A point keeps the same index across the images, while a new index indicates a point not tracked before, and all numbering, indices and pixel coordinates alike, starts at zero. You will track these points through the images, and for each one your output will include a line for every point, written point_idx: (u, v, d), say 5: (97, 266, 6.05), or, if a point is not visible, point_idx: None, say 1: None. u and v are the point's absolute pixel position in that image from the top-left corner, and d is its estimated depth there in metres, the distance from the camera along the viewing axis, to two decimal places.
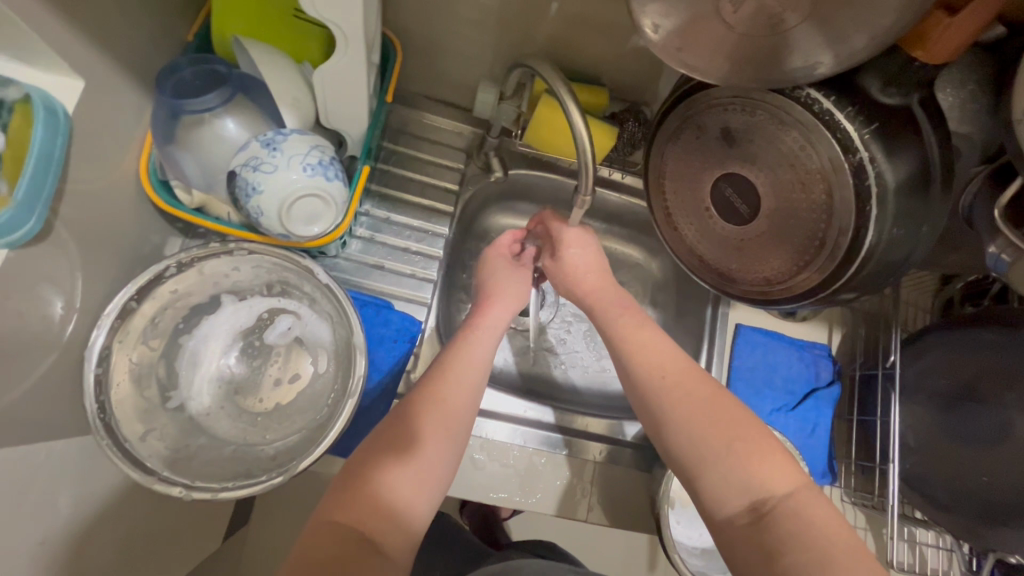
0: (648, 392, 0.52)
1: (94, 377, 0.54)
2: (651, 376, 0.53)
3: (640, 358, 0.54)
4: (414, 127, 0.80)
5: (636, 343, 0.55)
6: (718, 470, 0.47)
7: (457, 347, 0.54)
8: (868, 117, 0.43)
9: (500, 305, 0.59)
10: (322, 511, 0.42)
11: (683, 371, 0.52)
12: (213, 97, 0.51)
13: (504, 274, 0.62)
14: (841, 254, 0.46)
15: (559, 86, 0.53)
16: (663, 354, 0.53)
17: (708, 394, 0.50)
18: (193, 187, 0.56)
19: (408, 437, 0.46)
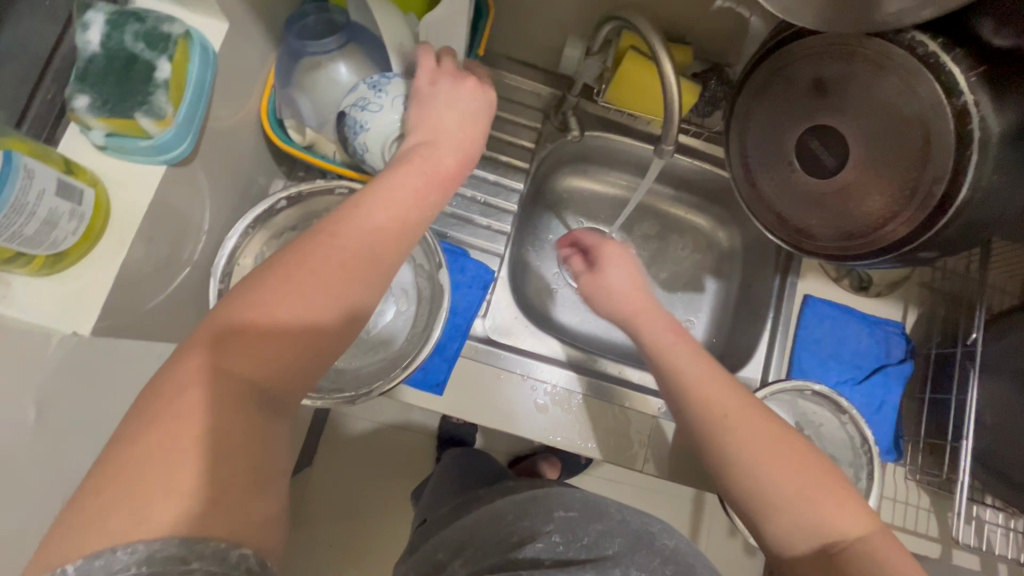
0: (703, 424, 0.51)
1: (216, 291, 0.60)
2: (708, 405, 0.51)
3: (696, 388, 0.52)
4: (494, 86, 0.84)
5: (689, 368, 0.54)
6: (787, 512, 0.45)
7: (383, 179, 0.44)
8: (977, 59, 0.44)
9: (446, 145, 0.48)
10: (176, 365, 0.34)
11: (742, 406, 0.50)
12: (331, 40, 0.57)
13: (455, 101, 0.51)
14: (935, 203, 0.46)
15: (657, 42, 0.56)
16: (724, 391, 0.51)
17: (770, 431, 0.48)
18: (307, 125, 0.63)
19: (294, 288, 0.36)
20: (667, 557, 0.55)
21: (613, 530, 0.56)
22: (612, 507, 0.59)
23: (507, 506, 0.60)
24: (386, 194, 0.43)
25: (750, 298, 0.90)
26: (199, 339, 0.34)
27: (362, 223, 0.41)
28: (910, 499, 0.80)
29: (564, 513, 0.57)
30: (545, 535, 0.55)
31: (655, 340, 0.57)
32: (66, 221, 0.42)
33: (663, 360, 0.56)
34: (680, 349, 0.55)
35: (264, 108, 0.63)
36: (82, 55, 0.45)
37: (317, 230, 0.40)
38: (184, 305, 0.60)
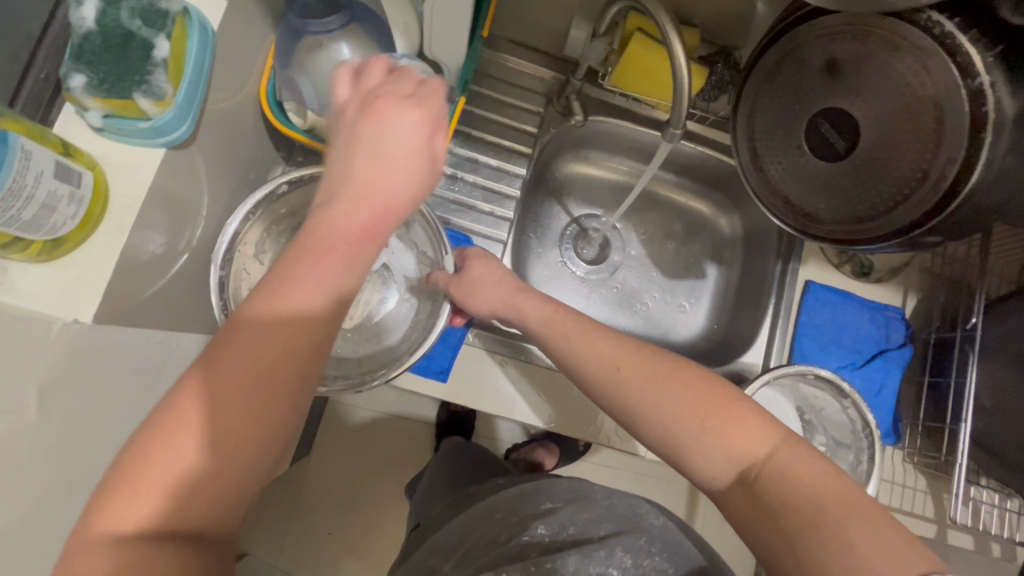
0: (596, 382, 0.52)
1: (218, 278, 0.58)
2: (602, 365, 0.52)
3: (586, 352, 0.54)
4: (495, 70, 0.83)
5: (572, 335, 0.56)
6: (700, 447, 0.45)
7: (297, 249, 0.36)
8: (992, 40, 0.44)
9: (358, 201, 0.36)
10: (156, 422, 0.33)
11: (633, 357, 0.51)
12: (333, 19, 0.54)
13: (382, 122, 0.37)
14: (946, 186, 0.46)
15: (664, 19, 0.55)
16: (617, 349, 0.53)
17: (658, 373, 0.49)
18: (308, 107, 0.61)
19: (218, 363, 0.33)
20: (655, 535, 0.56)
21: (601, 516, 0.57)
22: (599, 493, 0.60)
23: (498, 501, 0.61)
24: (328, 243, 0.35)
25: (751, 285, 0.90)
26: (144, 428, 0.32)
27: (304, 283, 0.35)
28: (907, 481, 0.81)
29: (550, 504, 0.59)
30: (533, 528, 0.56)
31: (539, 323, 0.60)
32: (65, 205, 0.41)
33: (548, 335, 0.58)
34: (565, 326, 0.57)
35: (263, 92, 0.61)
36: (76, 32, 0.42)
37: (262, 299, 0.34)
38: (185, 293, 0.59)
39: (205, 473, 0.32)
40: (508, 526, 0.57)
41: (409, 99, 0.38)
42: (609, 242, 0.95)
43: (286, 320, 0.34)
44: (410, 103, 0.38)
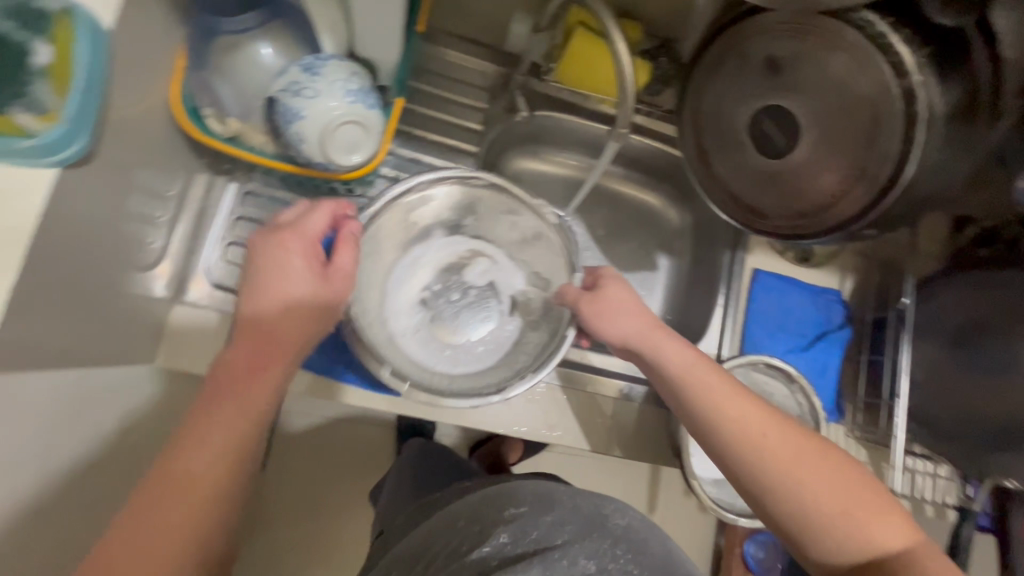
0: (734, 444, 0.50)
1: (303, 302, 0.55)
2: (743, 430, 0.50)
3: (726, 409, 0.52)
4: (436, 64, 0.79)
5: (707, 383, 0.54)
6: (829, 528, 0.46)
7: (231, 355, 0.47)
8: (922, 40, 0.45)
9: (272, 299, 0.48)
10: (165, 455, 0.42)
11: (780, 424, 0.50)
12: (251, 17, 0.51)
13: (284, 262, 0.49)
14: (882, 182, 0.47)
15: (604, 11, 0.55)
16: (752, 415, 0.51)
17: (800, 447, 0.49)
18: (230, 114, 0.55)
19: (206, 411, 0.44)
20: (620, 536, 0.54)
21: (563, 517, 0.54)
22: (563, 494, 0.58)
23: (462, 511, 0.58)
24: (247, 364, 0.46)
25: (702, 274, 0.91)
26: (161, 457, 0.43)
27: (236, 395, 0.45)
28: (849, 453, 0.84)
29: (515, 509, 0.56)
30: (495, 535, 0.53)
31: (678, 371, 0.55)
32: None
33: (680, 384, 0.55)
34: (709, 381, 0.54)
35: (174, 96, 0.54)
36: None
37: (199, 406, 0.45)
38: (95, 322, 0.53)
39: (184, 531, 0.40)
40: (469, 536, 0.54)
41: (303, 246, 0.49)
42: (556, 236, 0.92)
43: (224, 422, 0.44)
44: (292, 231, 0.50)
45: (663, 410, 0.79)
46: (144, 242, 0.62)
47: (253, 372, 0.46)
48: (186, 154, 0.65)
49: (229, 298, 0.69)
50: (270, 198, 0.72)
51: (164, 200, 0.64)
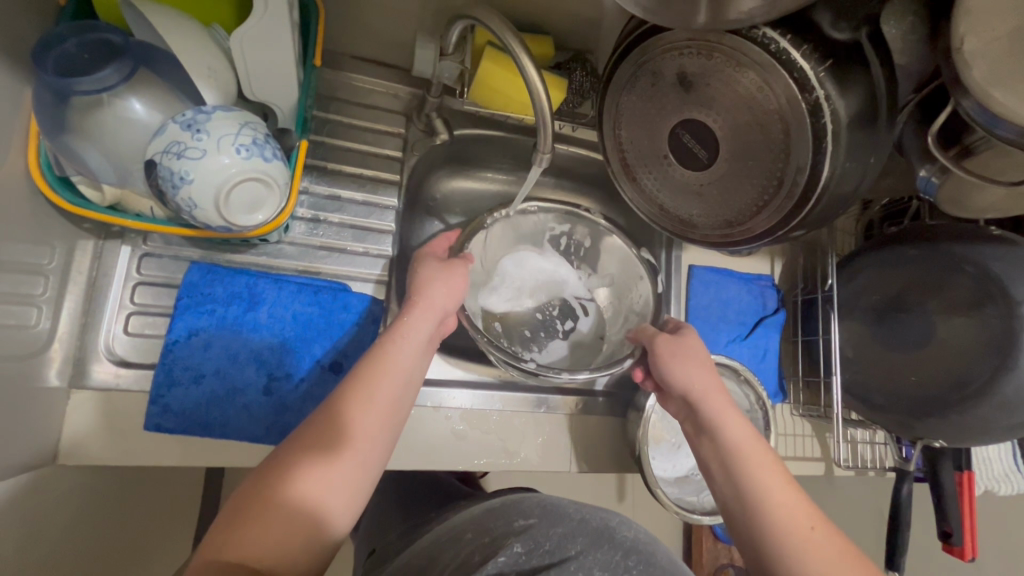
0: (781, 531, 0.48)
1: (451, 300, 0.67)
2: (790, 520, 0.48)
3: (771, 494, 0.50)
4: (344, 92, 0.74)
5: (754, 462, 0.53)
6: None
7: (374, 354, 0.52)
8: (822, 54, 0.44)
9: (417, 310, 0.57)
10: (236, 509, 0.41)
11: (830, 529, 0.48)
12: (110, 73, 0.44)
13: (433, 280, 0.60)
14: (800, 192, 0.48)
15: (511, 39, 0.53)
16: (797, 504, 0.49)
17: (844, 553, 0.46)
18: (103, 182, 0.50)
19: (296, 462, 0.44)
20: (629, 548, 0.54)
21: (574, 530, 0.54)
22: (570, 509, 0.58)
23: (467, 524, 0.58)
24: (399, 356, 0.53)
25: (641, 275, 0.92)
26: (241, 501, 0.41)
27: (392, 376, 0.51)
28: (795, 430, 0.87)
29: (524, 521, 0.56)
30: (508, 546, 0.52)
31: (734, 444, 0.55)
32: None
33: (732, 456, 0.54)
34: (761, 460, 0.53)
35: (34, 167, 0.48)
36: None
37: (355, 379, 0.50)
38: None
39: None
40: (479, 548, 0.53)
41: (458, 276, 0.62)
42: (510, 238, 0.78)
43: (372, 409, 0.48)
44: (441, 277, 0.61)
45: (618, 417, 0.80)
46: (26, 328, 0.54)
47: (406, 361, 0.53)
48: (66, 221, 0.57)
49: (142, 373, 0.62)
50: (173, 258, 0.66)
51: (47, 276, 0.56)
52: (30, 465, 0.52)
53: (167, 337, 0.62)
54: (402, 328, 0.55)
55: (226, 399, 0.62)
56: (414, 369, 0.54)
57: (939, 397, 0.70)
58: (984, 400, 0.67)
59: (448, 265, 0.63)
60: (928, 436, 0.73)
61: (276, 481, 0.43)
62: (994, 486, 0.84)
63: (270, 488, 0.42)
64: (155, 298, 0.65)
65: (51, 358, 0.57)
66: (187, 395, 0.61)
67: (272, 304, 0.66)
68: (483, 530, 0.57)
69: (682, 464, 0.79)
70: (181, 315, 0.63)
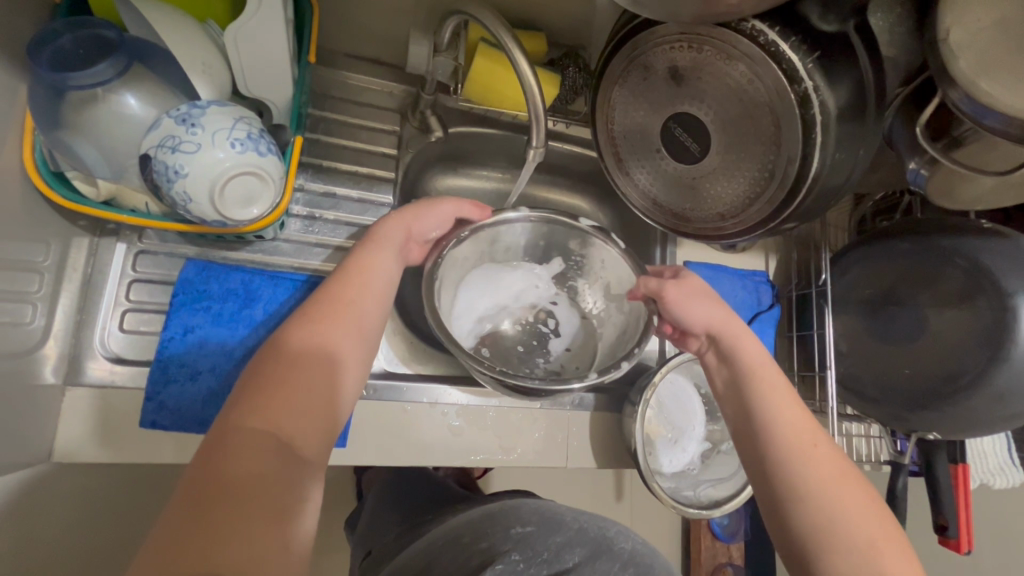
0: (789, 443, 0.50)
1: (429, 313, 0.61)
2: (798, 436, 0.50)
3: (779, 409, 0.52)
4: (338, 89, 0.74)
5: (765, 382, 0.54)
6: (847, 550, 0.45)
7: (345, 274, 0.54)
8: (810, 46, 0.45)
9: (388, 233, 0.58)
10: (236, 412, 0.43)
11: (831, 446, 0.50)
12: (104, 68, 0.44)
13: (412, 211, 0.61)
14: (791, 183, 0.48)
15: (503, 34, 0.53)
16: (802, 418, 0.52)
17: (842, 470, 0.49)
18: (98, 177, 0.50)
19: (277, 371, 0.45)
20: (626, 560, 0.57)
21: (573, 540, 0.58)
22: (569, 516, 0.60)
23: (462, 527, 0.58)
24: (374, 270, 0.55)
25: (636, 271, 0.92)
26: (235, 406, 0.43)
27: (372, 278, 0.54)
28: None
29: (521, 528, 0.57)
30: (506, 554, 0.54)
31: (748, 367, 0.56)
32: None
33: (746, 376, 0.55)
34: (774, 381, 0.54)
35: (29, 161, 0.49)
36: None
37: (329, 299, 0.51)
38: None
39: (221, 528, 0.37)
40: (477, 553, 0.55)
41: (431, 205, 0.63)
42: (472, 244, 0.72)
43: (347, 324, 0.50)
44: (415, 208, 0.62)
45: (615, 413, 0.80)
46: (20, 325, 0.53)
47: (383, 272, 0.55)
48: (61, 218, 0.57)
49: (137, 371, 0.62)
50: (168, 255, 0.66)
51: (43, 274, 0.56)
52: (24, 462, 0.52)
53: (163, 334, 0.62)
54: (380, 241, 0.57)
55: (223, 396, 0.62)
56: (393, 275, 0.57)
57: (932, 390, 0.71)
58: (977, 391, 0.67)
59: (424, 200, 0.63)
60: (922, 429, 0.73)
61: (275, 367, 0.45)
62: (989, 479, 0.84)
63: (261, 397, 0.43)
64: (150, 295, 0.65)
65: (47, 355, 0.57)
66: (183, 392, 0.61)
67: (268, 301, 0.66)
68: (479, 535, 0.57)
69: (679, 459, 0.79)
70: (177, 312, 0.63)
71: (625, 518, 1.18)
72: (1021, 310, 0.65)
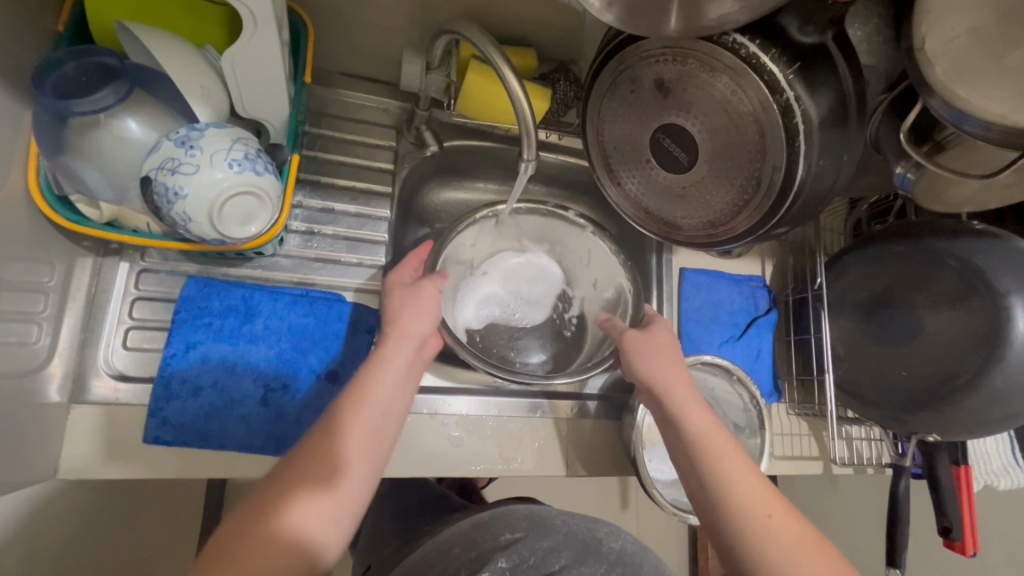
0: (744, 522, 0.50)
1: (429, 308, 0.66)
2: (751, 512, 0.50)
3: (733, 486, 0.52)
4: (335, 107, 0.76)
5: (718, 455, 0.54)
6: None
7: (355, 384, 0.53)
8: (790, 57, 0.46)
9: (401, 336, 0.57)
10: (219, 546, 0.43)
11: (784, 513, 0.50)
12: (107, 94, 0.46)
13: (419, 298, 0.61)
14: (777, 190, 0.49)
15: (493, 51, 0.55)
16: (756, 492, 0.51)
17: (800, 540, 0.49)
18: (101, 199, 0.51)
19: (274, 505, 0.45)
20: (614, 560, 0.57)
21: (560, 544, 0.57)
22: (557, 521, 0.61)
23: (453, 538, 0.58)
24: (382, 375, 0.54)
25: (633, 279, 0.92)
26: (223, 538, 0.43)
27: (367, 422, 0.51)
28: (793, 430, 0.86)
29: (510, 535, 0.58)
30: (494, 561, 0.54)
31: (698, 438, 0.55)
32: None
33: (696, 451, 0.55)
34: (725, 452, 0.54)
35: (33, 184, 0.50)
36: None
37: (339, 412, 0.51)
38: None
39: None
40: (467, 564, 0.54)
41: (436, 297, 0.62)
42: (460, 244, 0.76)
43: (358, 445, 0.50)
44: (422, 300, 0.61)
45: (614, 420, 0.80)
46: (26, 344, 0.55)
47: (386, 383, 0.54)
48: (66, 239, 0.59)
49: (141, 387, 0.63)
50: (170, 273, 0.67)
51: (48, 295, 0.57)
52: (27, 481, 0.53)
53: (165, 351, 0.63)
54: (395, 340, 0.57)
55: (223, 410, 0.63)
56: (405, 379, 0.56)
57: (930, 391, 0.71)
58: (975, 392, 0.67)
59: (415, 287, 0.61)
60: (922, 430, 0.73)
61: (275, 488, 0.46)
62: (993, 481, 0.84)
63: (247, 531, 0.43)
64: (154, 312, 0.66)
65: (52, 374, 0.59)
66: (185, 407, 0.62)
67: (268, 316, 0.67)
68: (470, 544, 0.57)
69: None
70: (179, 328, 0.64)
71: (632, 528, 1.18)
72: (1015, 309, 0.66)
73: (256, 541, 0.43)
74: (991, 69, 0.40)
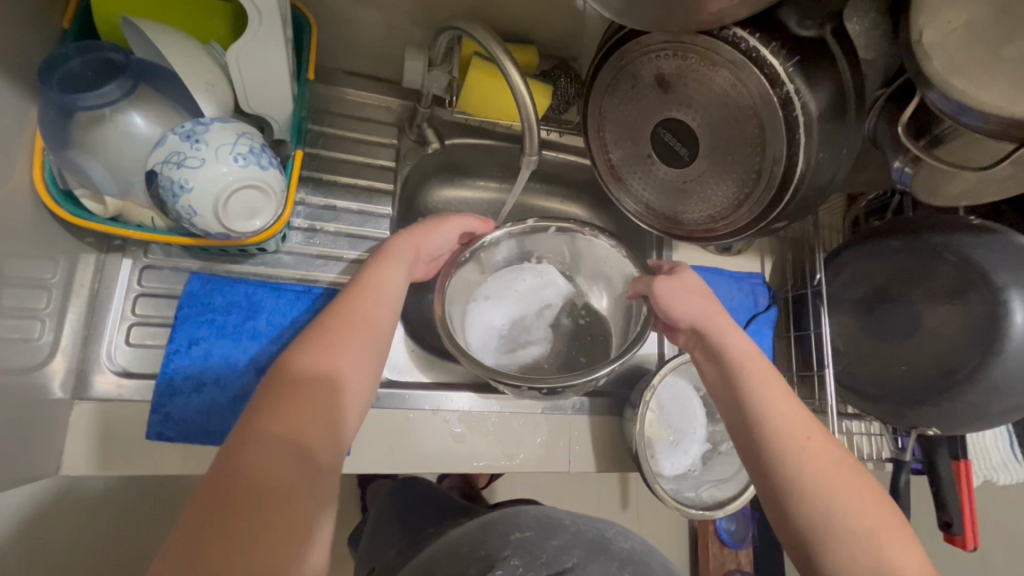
0: (782, 437, 0.51)
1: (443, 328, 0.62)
2: (787, 426, 0.52)
3: (771, 403, 0.53)
4: (336, 105, 0.76)
5: (759, 378, 0.55)
6: (853, 547, 0.45)
7: (370, 279, 0.57)
8: (790, 51, 0.46)
9: (413, 246, 0.61)
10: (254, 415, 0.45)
11: (820, 432, 0.52)
12: (112, 88, 0.46)
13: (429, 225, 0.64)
14: (777, 183, 0.50)
15: (495, 46, 0.55)
16: (790, 410, 0.53)
17: (835, 456, 0.50)
18: (106, 194, 0.52)
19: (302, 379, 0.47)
20: (624, 560, 0.56)
21: (570, 543, 0.57)
22: (566, 521, 0.61)
23: (461, 538, 0.58)
24: (393, 276, 0.58)
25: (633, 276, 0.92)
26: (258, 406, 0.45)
27: (380, 309, 0.55)
28: None
29: (520, 534, 0.58)
30: (506, 560, 0.53)
31: (737, 361, 0.57)
32: None
33: (735, 369, 0.56)
34: (765, 376, 0.55)
35: (38, 179, 0.50)
36: None
37: (354, 301, 0.54)
38: None
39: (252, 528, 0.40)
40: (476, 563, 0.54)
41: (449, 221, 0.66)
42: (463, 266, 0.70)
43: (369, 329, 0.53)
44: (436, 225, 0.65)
45: (616, 417, 0.80)
46: (29, 340, 0.55)
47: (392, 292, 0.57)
48: (69, 235, 0.59)
49: (143, 384, 0.63)
50: (173, 269, 0.67)
51: (51, 292, 0.57)
52: (30, 477, 0.53)
53: (168, 347, 0.63)
54: (390, 258, 0.59)
55: (226, 406, 0.63)
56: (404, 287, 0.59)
57: (930, 385, 0.71)
58: (975, 385, 0.68)
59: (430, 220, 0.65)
60: (922, 425, 0.73)
61: (261, 422, 0.44)
62: (992, 476, 0.84)
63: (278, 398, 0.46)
64: (156, 309, 0.66)
65: (55, 370, 0.59)
66: (188, 404, 0.62)
67: (270, 312, 0.68)
68: (478, 543, 0.57)
69: (681, 461, 0.79)
70: (182, 324, 0.64)
71: (634, 526, 1.18)
72: (1013, 303, 0.66)
73: (291, 409, 0.45)
74: (987, 62, 0.41)
